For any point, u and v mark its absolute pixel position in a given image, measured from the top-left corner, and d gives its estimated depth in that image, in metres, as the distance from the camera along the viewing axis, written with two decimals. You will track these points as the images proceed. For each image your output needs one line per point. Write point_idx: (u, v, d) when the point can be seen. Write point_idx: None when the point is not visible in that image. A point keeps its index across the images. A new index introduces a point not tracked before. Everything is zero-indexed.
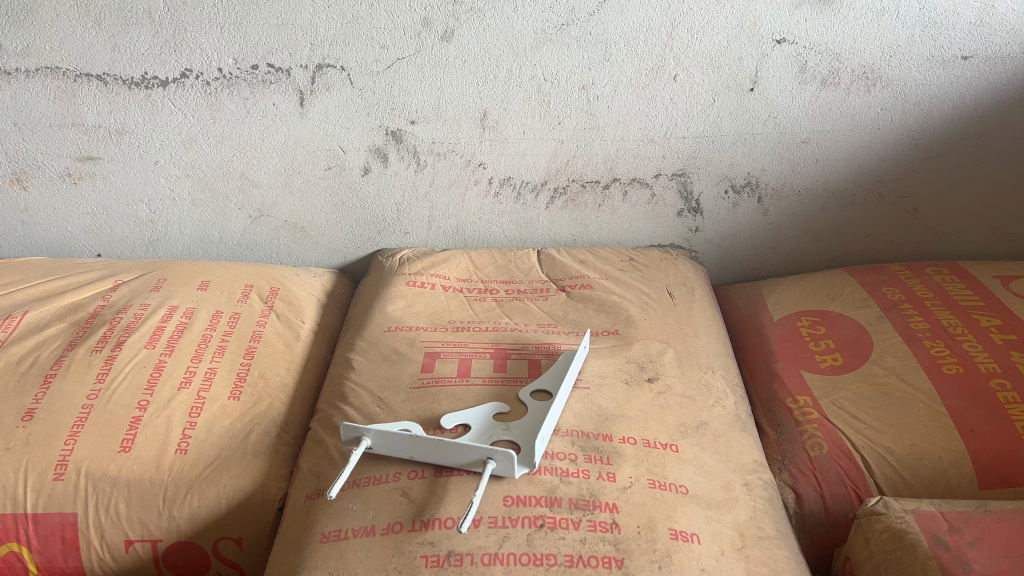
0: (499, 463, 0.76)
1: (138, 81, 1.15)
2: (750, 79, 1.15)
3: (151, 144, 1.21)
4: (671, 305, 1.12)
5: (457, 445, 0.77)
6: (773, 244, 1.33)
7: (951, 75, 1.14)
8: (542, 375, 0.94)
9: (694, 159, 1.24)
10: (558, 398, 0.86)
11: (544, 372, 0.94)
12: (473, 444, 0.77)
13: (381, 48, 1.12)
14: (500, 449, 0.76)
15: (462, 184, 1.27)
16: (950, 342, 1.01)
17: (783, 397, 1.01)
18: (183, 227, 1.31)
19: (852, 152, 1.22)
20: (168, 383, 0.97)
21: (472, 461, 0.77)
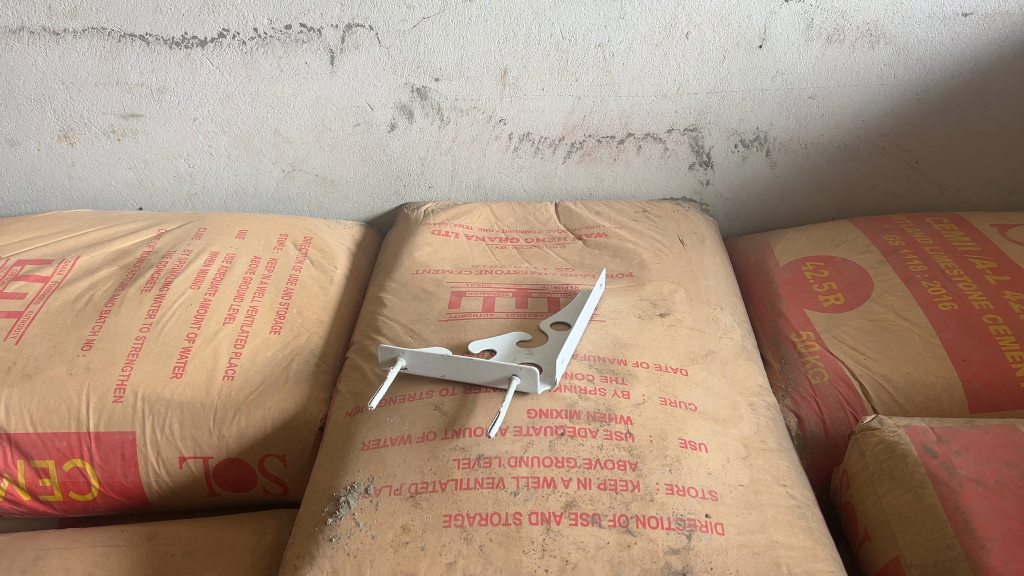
0: (524, 379, 0.83)
1: (178, 41, 1.22)
2: (759, 37, 1.21)
3: (190, 102, 1.28)
4: (682, 250, 1.18)
5: (484, 363, 0.84)
6: (781, 197, 1.39)
7: (952, 31, 1.19)
8: (561, 309, 1.01)
9: (705, 114, 1.30)
10: (578, 327, 0.93)
11: (564, 306, 1.01)
12: (499, 362, 0.84)
13: (408, 9, 1.19)
14: (524, 366, 0.83)
15: (484, 139, 1.33)
16: (946, 282, 1.08)
17: (787, 332, 1.08)
18: (220, 182, 1.38)
19: (857, 107, 1.28)
20: (214, 318, 1.05)
21: (499, 378, 0.85)
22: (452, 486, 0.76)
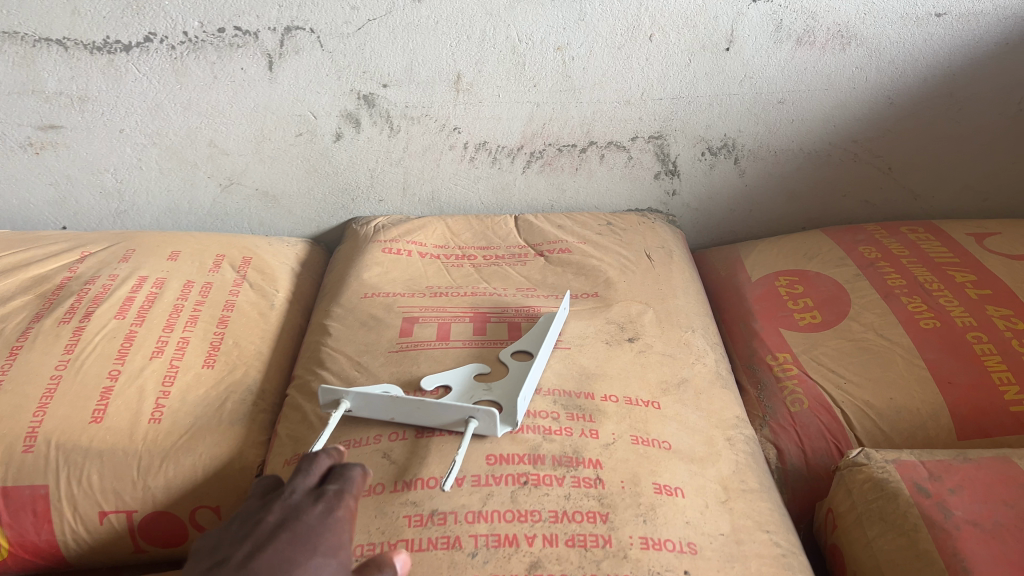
0: (481, 422, 0.75)
1: (100, 46, 1.11)
2: (726, 39, 1.15)
3: (115, 112, 1.18)
4: (649, 267, 1.12)
5: (438, 406, 0.75)
6: (750, 207, 1.33)
7: (925, 32, 1.14)
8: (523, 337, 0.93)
9: (671, 121, 1.23)
10: (544, 356, 0.85)
11: (525, 332, 0.94)
12: (454, 403, 0.76)
13: (351, 10, 1.10)
14: (481, 407, 0.75)
15: (437, 149, 1.25)
16: (926, 297, 1.02)
17: (763, 354, 1.01)
18: (151, 197, 1.28)
19: (828, 112, 1.22)
20: (140, 353, 0.95)
21: (454, 421, 0.76)
22: (402, 548, 0.68)
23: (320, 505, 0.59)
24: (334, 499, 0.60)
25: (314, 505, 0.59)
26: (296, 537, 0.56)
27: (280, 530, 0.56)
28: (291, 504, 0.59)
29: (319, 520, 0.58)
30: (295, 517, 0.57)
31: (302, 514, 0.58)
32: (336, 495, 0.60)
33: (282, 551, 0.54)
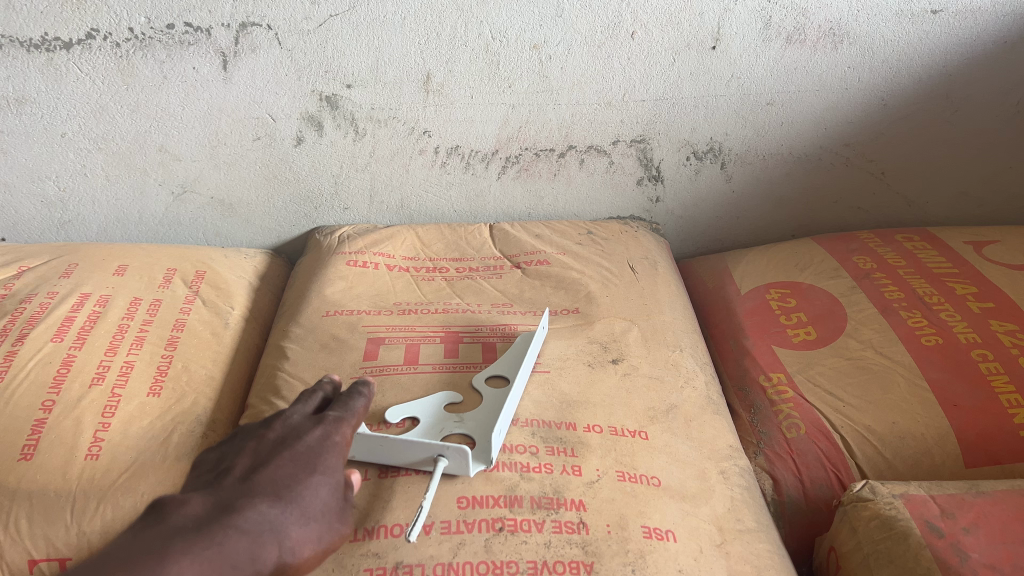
0: (451, 460, 0.67)
1: (36, 43, 1.02)
2: (712, 37, 1.08)
3: (55, 115, 1.09)
4: (633, 280, 1.05)
5: (403, 443, 0.68)
6: (737, 214, 1.27)
7: (920, 30, 1.09)
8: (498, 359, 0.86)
9: (654, 124, 1.16)
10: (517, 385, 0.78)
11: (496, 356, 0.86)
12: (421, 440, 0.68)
13: (311, 5, 1.02)
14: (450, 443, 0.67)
15: (406, 154, 1.17)
16: (926, 311, 0.96)
17: (755, 375, 0.94)
18: (97, 207, 1.19)
19: (819, 114, 1.16)
20: (78, 380, 0.87)
21: (421, 459, 0.69)
22: None
23: (318, 427, 0.62)
24: (330, 422, 0.63)
25: (315, 427, 0.62)
26: (296, 450, 0.59)
27: (282, 445, 0.59)
28: (290, 426, 0.62)
29: (318, 437, 0.61)
30: (295, 435, 0.60)
31: (303, 433, 0.61)
32: (332, 420, 0.64)
33: (283, 460, 0.58)
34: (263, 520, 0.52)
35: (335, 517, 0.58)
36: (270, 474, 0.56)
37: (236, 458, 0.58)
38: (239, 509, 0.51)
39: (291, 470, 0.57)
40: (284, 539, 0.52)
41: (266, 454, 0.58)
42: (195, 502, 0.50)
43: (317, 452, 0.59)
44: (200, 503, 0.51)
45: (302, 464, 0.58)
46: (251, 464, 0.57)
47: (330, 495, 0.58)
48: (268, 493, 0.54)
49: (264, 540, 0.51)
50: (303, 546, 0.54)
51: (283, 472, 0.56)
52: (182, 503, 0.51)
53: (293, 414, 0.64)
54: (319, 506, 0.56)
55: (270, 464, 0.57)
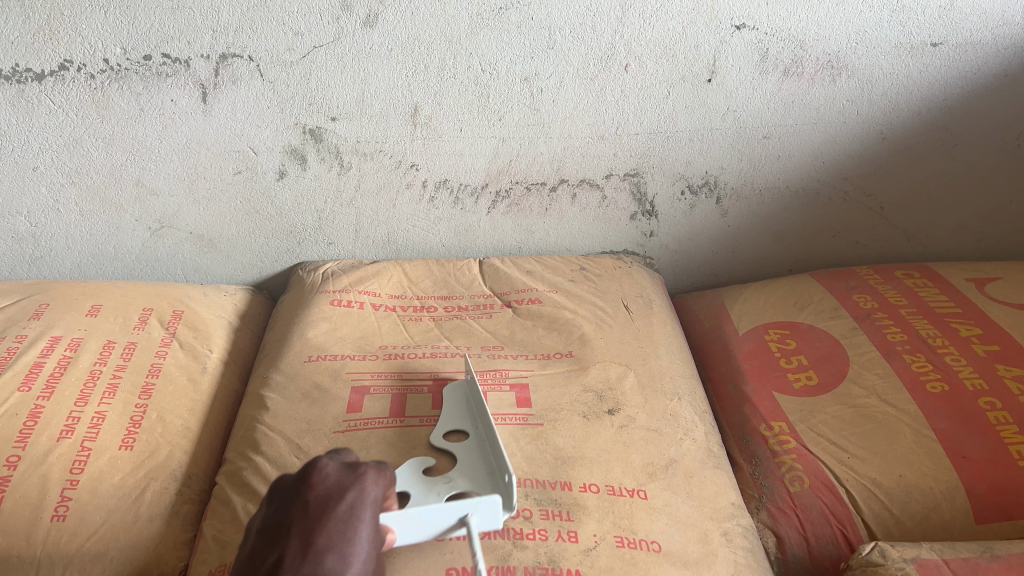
0: (484, 513, 0.63)
1: (7, 74, 0.99)
2: (707, 69, 1.06)
3: (27, 148, 1.05)
4: (628, 321, 1.01)
5: (429, 512, 0.61)
6: (733, 249, 1.24)
7: (919, 63, 1.07)
8: (444, 414, 0.83)
9: (648, 158, 1.13)
10: (490, 425, 0.76)
11: (443, 416, 0.83)
12: (444, 504, 0.62)
13: (294, 35, 0.99)
14: (479, 497, 0.63)
15: (393, 188, 1.14)
16: (931, 355, 0.93)
17: (755, 423, 0.91)
18: (71, 244, 1.15)
19: (817, 148, 1.14)
20: (46, 434, 0.82)
21: (448, 524, 0.63)
22: None
23: (354, 488, 0.58)
24: (365, 479, 0.59)
25: (356, 482, 0.59)
26: (337, 522, 0.55)
27: (325, 515, 0.55)
28: (328, 484, 0.57)
29: (355, 504, 0.57)
30: (336, 499, 0.56)
31: (346, 488, 0.58)
32: (366, 475, 0.60)
33: (333, 534, 0.55)
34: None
35: None
36: (323, 567, 0.52)
37: (280, 539, 0.54)
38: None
39: (337, 558, 0.53)
40: None
41: (311, 530, 0.54)
42: None
43: (357, 526, 0.56)
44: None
45: (344, 543, 0.55)
46: (297, 549, 0.53)
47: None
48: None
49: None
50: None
51: (330, 566, 0.53)
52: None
53: (328, 465, 0.59)
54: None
55: (318, 550, 0.53)
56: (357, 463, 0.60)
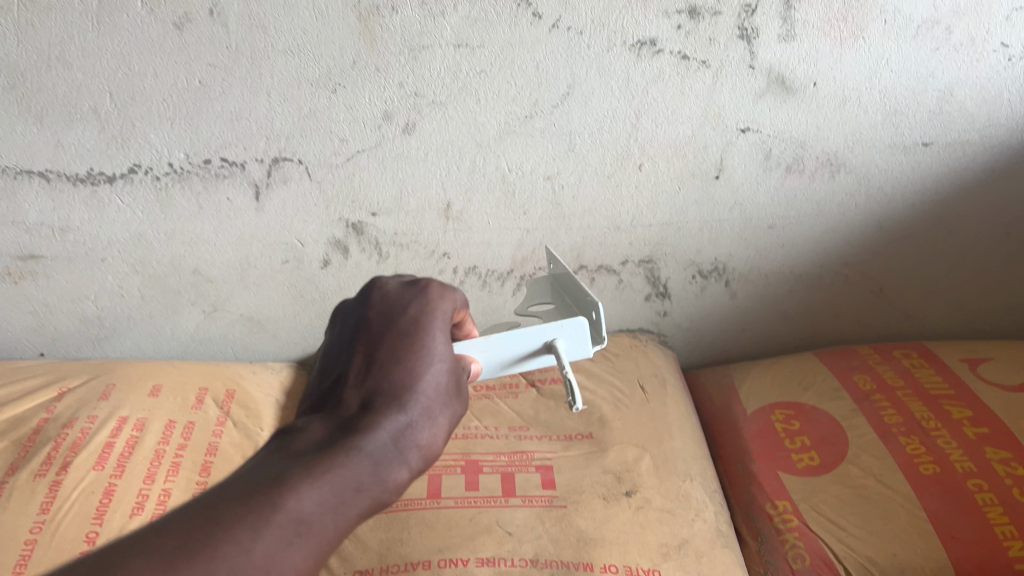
0: (569, 336, 0.69)
1: (83, 177, 1.12)
2: (715, 167, 1.16)
3: (97, 241, 1.17)
4: (644, 402, 1.10)
5: (513, 337, 0.67)
6: (742, 328, 1.33)
7: (913, 161, 1.16)
8: (539, 298, 0.91)
9: (661, 246, 1.24)
10: (574, 283, 0.83)
11: (528, 298, 0.92)
12: (526, 331, 0.68)
13: (340, 141, 1.12)
14: (563, 321, 0.69)
15: (427, 274, 1.24)
16: (924, 437, 1.01)
17: (762, 502, 1.00)
18: (131, 325, 1.26)
19: (819, 237, 1.23)
20: (119, 511, 0.93)
21: (536, 348, 0.69)
22: None
23: (417, 299, 0.56)
24: (429, 290, 0.57)
25: (415, 294, 0.56)
26: (405, 325, 0.53)
27: (387, 323, 0.54)
28: (388, 297, 0.56)
29: (422, 308, 0.55)
30: (400, 306, 0.55)
31: (405, 299, 0.56)
32: (429, 287, 0.57)
33: (394, 347, 0.52)
34: (385, 429, 0.48)
35: (454, 398, 0.52)
36: (382, 381, 0.50)
37: (345, 355, 0.54)
38: (363, 429, 0.47)
39: (408, 357, 0.51)
40: (412, 446, 0.48)
41: (373, 339, 0.53)
42: (316, 429, 0.48)
43: (426, 328, 0.53)
44: (319, 432, 0.48)
45: (415, 341, 0.52)
46: (361, 364, 0.52)
47: (445, 377, 0.52)
48: (387, 399, 0.49)
49: (389, 459, 0.47)
50: (430, 440, 0.50)
51: (396, 365, 0.51)
52: (302, 433, 0.48)
53: (387, 283, 0.58)
54: (440, 393, 0.51)
55: (381, 348, 0.52)
56: (420, 279, 0.59)
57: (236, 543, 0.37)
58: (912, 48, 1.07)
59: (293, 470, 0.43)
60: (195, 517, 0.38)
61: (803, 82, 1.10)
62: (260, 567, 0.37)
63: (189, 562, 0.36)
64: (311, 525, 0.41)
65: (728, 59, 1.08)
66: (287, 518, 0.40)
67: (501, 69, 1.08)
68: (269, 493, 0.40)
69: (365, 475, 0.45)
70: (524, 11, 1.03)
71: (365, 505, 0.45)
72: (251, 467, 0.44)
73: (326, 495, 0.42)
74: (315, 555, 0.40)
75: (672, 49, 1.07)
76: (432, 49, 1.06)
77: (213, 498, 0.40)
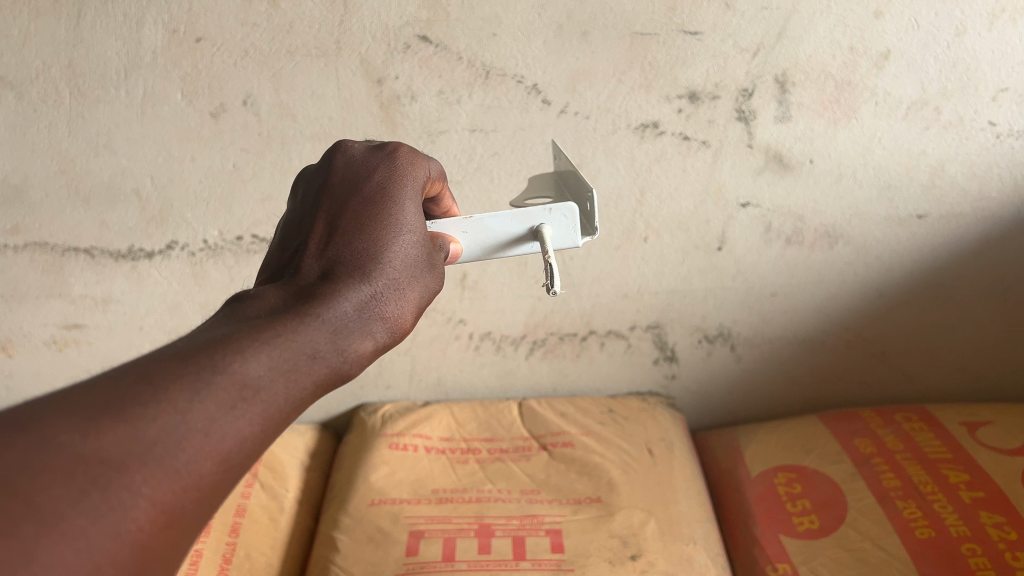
0: (555, 224, 0.74)
1: (124, 253, 1.21)
2: (717, 239, 1.22)
3: (136, 311, 1.27)
4: (651, 465, 1.15)
5: (490, 219, 0.73)
6: (748, 389, 1.38)
7: (909, 232, 1.21)
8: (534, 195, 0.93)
9: (668, 312, 1.30)
10: (571, 172, 0.85)
11: (526, 191, 0.95)
12: (510, 215, 0.74)
13: None
14: (551, 208, 0.74)
15: (443, 339, 1.30)
16: (921, 502, 1.04)
17: (763, 565, 1.05)
18: None
19: (820, 304, 1.28)
20: None
21: (525, 232, 0.75)
22: None
23: (383, 164, 0.59)
24: (398, 155, 0.60)
25: (383, 160, 0.59)
26: (369, 196, 0.56)
27: (352, 193, 0.56)
28: (352, 162, 0.60)
29: (386, 174, 0.58)
30: (365, 178, 0.58)
31: (372, 162, 0.59)
32: (397, 152, 0.60)
33: (357, 214, 0.55)
34: (348, 299, 0.48)
35: (424, 268, 0.55)
36: (345, 247, 0.52)
37: (307, 223, 0.56)
38: (328, 296, 0.48)
39: (372, 229, 0.53)
40: (379, 313, 0.49)
41: (338, 210, 0.55)
42: (271, 297, 0.48)
43: (392, 198, 0.56)
44: (275, 297, 0.48)
45: (379, 214, 0.55)
46: (323, 232, 0.54)
47: (415, 249, 0.54)
48: (348, 269, 0.50)
49: (350, 329, 0.47)
50: (397, 313, 0.51)
51: (360, 238, 0.53)
52: (257, 299, 0.48)
53: (352, 148, 0.61)
54: (407, 266, 0.53)
55: (344, 218, 0.54)
56: (387, 145, 0.62)
57: (173, 403, 0.36)
58: (903, 126, 1.12)
59: (244, 332, 0.42)
60: (128, 376, 0.37)
61: (800, 159, 1.15)
62: (198, 429, 0.37)
63: (115, 423, 0.34)
64: (260, 388, 0.40)
65: (727, 140, 1.14)
66: (233, 379, 0.39)
67: (514, 151, 1.16)
68: (216, 354, 0.40)
69: (323, 341, 0.45)
70: (534, 97, 1.11)
71: (325, 373, 0.45)
72: (201, 328, 0.44)
73: (278, 359, 0.42)
74: (263, 419, 0.40)
75: (674, 130, 1.13)
76: (449, 133, 1.14)
77: (148, 360, 0.38)
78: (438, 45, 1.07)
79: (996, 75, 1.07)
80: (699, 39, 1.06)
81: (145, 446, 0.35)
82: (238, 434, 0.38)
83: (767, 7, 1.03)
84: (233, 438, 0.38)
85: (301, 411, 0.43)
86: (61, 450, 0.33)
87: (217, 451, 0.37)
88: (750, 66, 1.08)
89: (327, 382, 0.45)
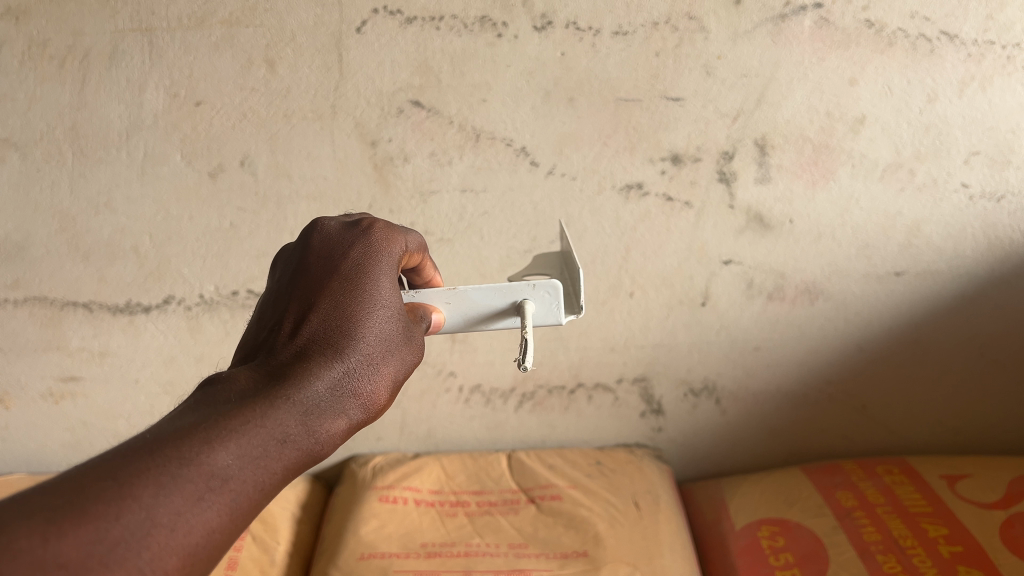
0: (539, 301, 0.76)
1: (122, 307, 1.24)
2: (701, 295, 1.25)
3: (132, 364, 1.30)
4: (637, 517, 1.17)
5: (473, 292, 0.76)
6: (733, 441, 1.41)
7: (886, 289, 1.24)
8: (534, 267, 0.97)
9: (653, 365, 1.32)
10: (570, 255, 0.88)
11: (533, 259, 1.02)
12: (494, 289, 0.76)
13: None
14: (536, 284, 0.76)
15: (434, 392, 1.33)
16: (901, 557, 1.06)
17: None
18: None
19: (801, 357, 1.31)
20: None
21: (509, 306, 0.77)
22: None
23: (359, 240, 0.60)
24: (373, 231, 0.62)
25: (358, 235, 0.61)
26: (345, 273, 0.57)
27: (327, 270, 0.58)
28: (327, 239, 0.61)
29: (363, 250, 0.60)
30: (341, 255, 0.59)
31: (348, 238, 0.61)
32: (372, 228, 0.62)
33: (333, 289, 0.56)
34: (320, 378, 0.50)
35: (402, 341, 0.57)
36: (320, 323, 0.54)
37: (284, 301, 0.57)
38: (302, 377, 0.50)
39: (346, 306, 0.55)
40: (353, 390, 0.51)
41: (313, 286, 0.57)
42: (243, 379, 0.50)
43: (368, 273, 0.58)
44: (247, 379, 0.50)
45: (355, 290, 0.56)
46: (298, 310, 0.55)
47: (392, 324, 0.56)
48: (323, 348, 0.52)
49: (321, 411, 0.49)
50: (370, 390, 0.53)
51: (334, 315, 0.54)
52: (230, 382, 0.49)
53: (328, 225, 0.63)
54: (382, 341, 0.55)
55: (319, 295, 0.56)
56: (362, 220, 0.63)
57: (137, 501, 0.39)
58: (879, 188, 1.16)
59: (213, 421, 0.45)
60: (94, 475, 0.39)
61: (780, 219, 1.19)
62: (162, 524, 0.39)
63: (76, 524, 0.37)
64: (226, 479, 0.42)
65: (709, 201, 1.17)
66: (199, 472, 0.41)
67: (503, 211, 1.18)
68: (182, 446, 0.42)
69: (293, 424, 0.47)
70: (523, 159, 1.15)
71: (295, 456, 0.47)
72: (172, 416, 0.46)
73: (246, 447, 0.44)
74: (229, 509, 0.42)
75: (658, 191, 1.17)
76: (440, 194, 1.17)
77: (117, 458, 0.41)
78: (430, 109, 1.11)
79: (967, 140, 1.11)
80: (682, 104, 1.10)
81: (108, 546, 0.37)
82: (205, 526, 0.40)
83: (746, 74, 1.08)
84: (200, 531, 0.40)
85: (269, 495, 0.45)
86: (20, 556, 0.35)
87: (182, 546, 0.39)
88: (730, 130, 1.12)
89: (297, 464, 0.47)
